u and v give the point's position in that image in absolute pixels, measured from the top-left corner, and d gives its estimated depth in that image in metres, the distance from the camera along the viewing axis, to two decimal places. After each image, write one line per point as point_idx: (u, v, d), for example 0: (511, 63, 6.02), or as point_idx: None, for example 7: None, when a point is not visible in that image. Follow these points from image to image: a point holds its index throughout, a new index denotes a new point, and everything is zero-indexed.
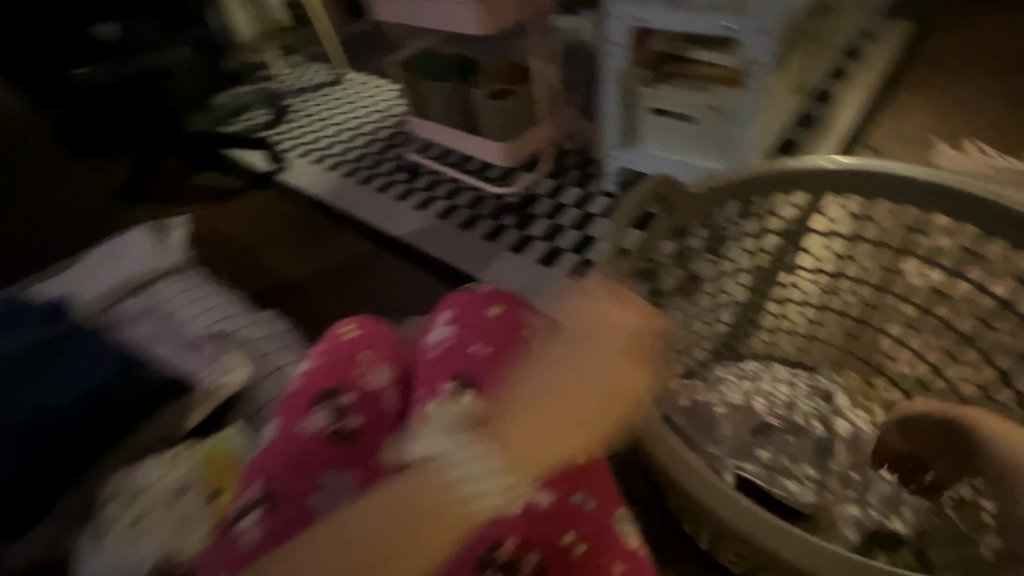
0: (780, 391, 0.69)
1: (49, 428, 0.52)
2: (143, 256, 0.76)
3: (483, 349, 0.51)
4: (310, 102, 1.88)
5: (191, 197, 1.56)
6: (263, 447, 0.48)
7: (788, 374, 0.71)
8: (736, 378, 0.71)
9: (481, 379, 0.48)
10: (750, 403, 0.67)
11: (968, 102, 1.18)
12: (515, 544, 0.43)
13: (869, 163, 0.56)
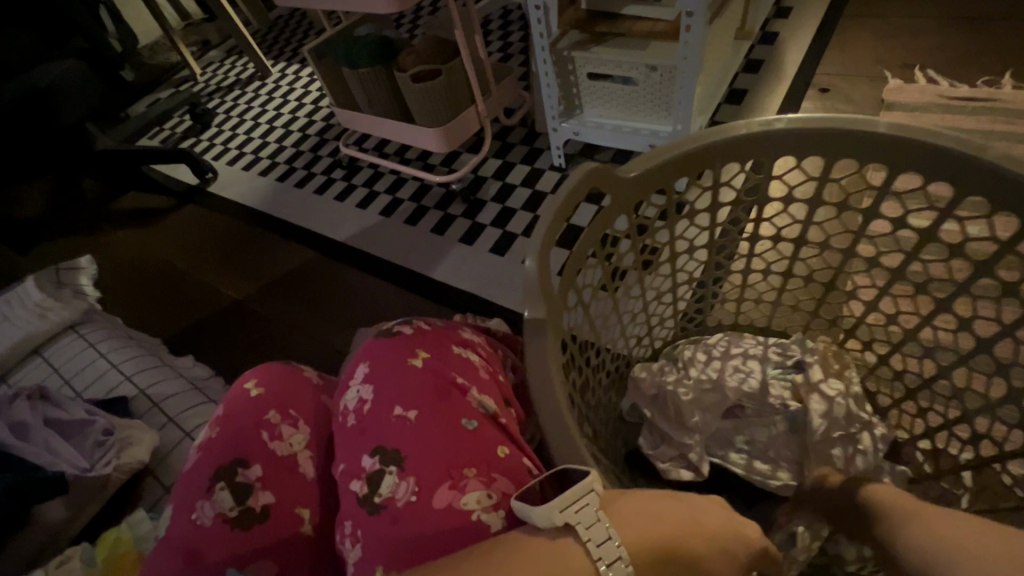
0: (746, 365, 0.67)
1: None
2: (35, 312, 0.70)
3: (408, 413, 0.44)
4: (235, 101, 1.74)
5: (118, 224, 1.46)
6: (161, 537, 0.45)
7: (757, 344, 0.68)
8: (700, 358, 0.68)
9: (401, 452, 0.42)
10: (718, 385, 0.66)
11: (919, 19, 1.13)
12: None
13: (815, 118, 0.51)
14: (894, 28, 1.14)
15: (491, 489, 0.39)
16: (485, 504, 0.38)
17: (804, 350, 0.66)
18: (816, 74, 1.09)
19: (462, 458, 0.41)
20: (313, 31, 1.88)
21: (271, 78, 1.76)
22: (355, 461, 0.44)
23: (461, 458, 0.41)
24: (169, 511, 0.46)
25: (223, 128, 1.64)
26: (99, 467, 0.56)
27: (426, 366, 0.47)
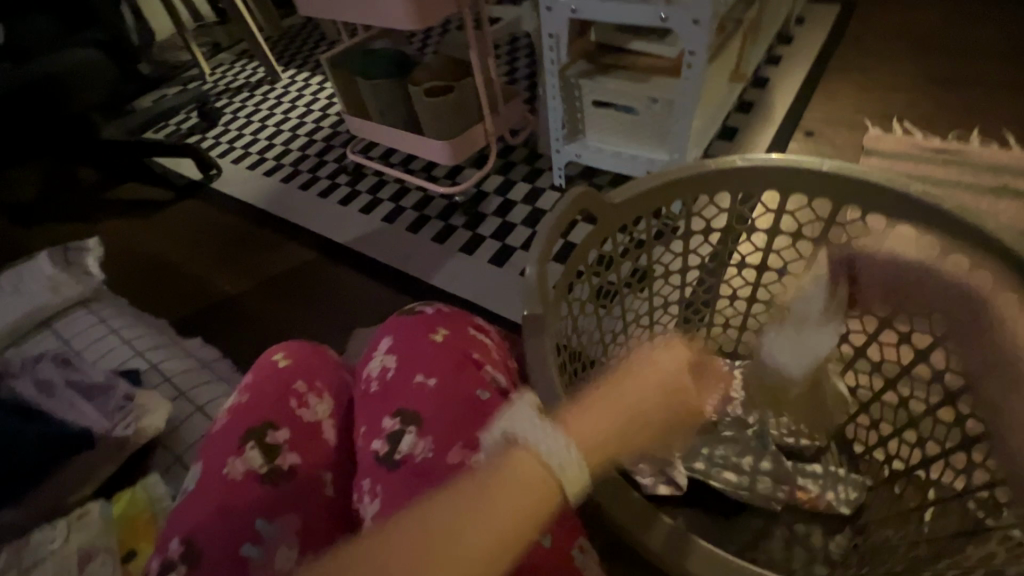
0: (714, 383, 0.72)
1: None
2: (43, 286, 0.71)
3: (428, 380, 0.47)
4: (242, 102, 1.77)
5: (113, 212, 1.46)
6: (186, 493, 0.46)
7: (725, 365, 0.74)
8: None
9: (421, 415, 0.45)
10: (693, 401, 0.70)
11: (898, 76, 1.23)
12: None
13: (794, 159, 0.56)
14: (876, 80, 1.23)
15: None
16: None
17: None
18: (802, 118, 1.17)
19: (481, 423, 0.44)
20: (325, 43, 1.94)
21: (282, 84, 1.80)
22: (376, 423, 0.46)
23: (479, 422, 0.44)
24: (197, 468, 0.47)
25: (231, 128, 1.67)
26: (117, 428, 0.58)
27: (445, 341, 0.50)
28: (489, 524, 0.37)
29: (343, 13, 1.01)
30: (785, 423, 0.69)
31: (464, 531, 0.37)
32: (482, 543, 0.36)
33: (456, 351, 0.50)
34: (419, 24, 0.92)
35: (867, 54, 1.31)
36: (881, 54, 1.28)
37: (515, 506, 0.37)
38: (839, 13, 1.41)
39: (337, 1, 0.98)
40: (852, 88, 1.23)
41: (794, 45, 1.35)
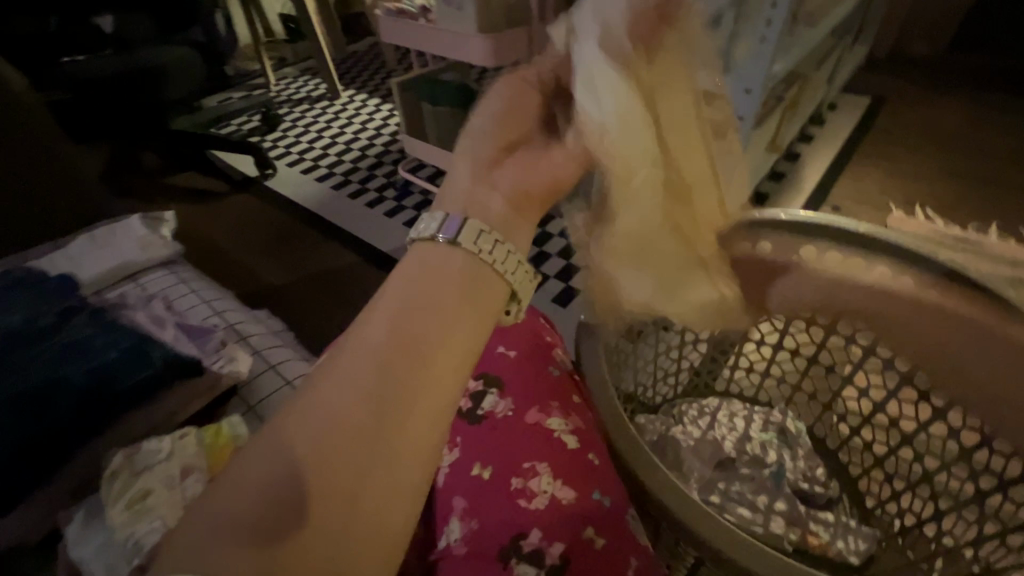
0: (736, 424, 0.75)
1: (25, 422, 0.51)
2: (132, 244, 0.77)
3: (509, 352, 0.52)
4: (300, 113, 1.89)
5: (169, 196, 1.55)
6: None
7: (745, 410, 0.77)
8: (699, 414, 0.75)
9: (503, 380, 0.50)
10: (714, 438, 0.72)
11: (923, 166, 1.31)
12: (540, 537, 0.40)
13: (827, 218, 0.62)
14: (900, 167, 1.30)
15: (570, 421, 0.47)
16: (565, 428, 0.46)
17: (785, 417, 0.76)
18: (829, 192, 1.24)
19: (551, 395, 0.49)
20: (385, 71, 2.08)
21: (341, 101, 1.93)
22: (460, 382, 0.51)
23: (549, 394, 0.49)
24: None
25: (289, 135, 1.78)
26: (215, 366, 0.62)
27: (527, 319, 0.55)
28: (468, 326, 0.35)
29: (422, 44, 1.11)
30: (800, 468, 0.71)
31: (422, 340, 0.33)
32: (447, 335, 0.34)
33: (534, 333, 0.55)
34: (493, 61, 1.01)
35: (891, 142, 1.39)
36: (908, 145, 1.37)
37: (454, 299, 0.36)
38: (865, 105, 1.51)
39: (419, 33, 1.09)
40: (877, 171, 1.30)
41: (826, 127, 1.44)
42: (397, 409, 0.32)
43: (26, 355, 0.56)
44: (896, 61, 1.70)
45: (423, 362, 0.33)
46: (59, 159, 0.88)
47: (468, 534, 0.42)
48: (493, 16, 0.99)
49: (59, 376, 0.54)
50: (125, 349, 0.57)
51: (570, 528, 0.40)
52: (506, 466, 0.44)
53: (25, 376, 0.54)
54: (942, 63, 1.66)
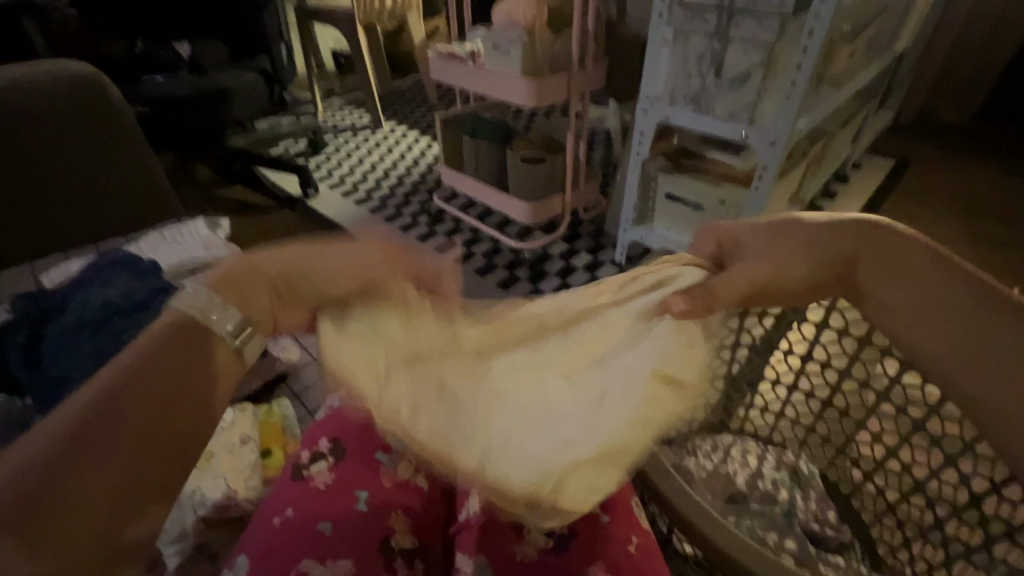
0: (747, 460, 0.76)
1: None
2: (197, 243, 0.82)
3: None
4: (344, 140, 2.01)
5: (219, 207, 1.65)
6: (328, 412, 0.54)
7: (758, 448, 0.78)
8: (714, 449, 0.76)
9: None
10: (725, 470, 0.74)
11: (946, 229, 1.33)
12: (553, 509, 0.46)
13: None
14: (922, 226, 1.33)
15: None
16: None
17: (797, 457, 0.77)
18: None
19: None
20: (426, 107, 2.22)
21: (382, 131, 2.05)
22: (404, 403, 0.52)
23: None
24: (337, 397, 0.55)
25: (332, 159, 1.88)
26: None
27: None
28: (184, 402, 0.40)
29: (468, 82, 1.20)
30: (812, 510, 0.72)
31: (143, 416, 0.37)
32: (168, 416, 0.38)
33: None
34: (534, 101, 1.09)
35: (914, 203, 1.43)
36: (931, 208, 1.40)
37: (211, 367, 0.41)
38: (888, 166, 1.56)
39: (467, 72, 1.18)
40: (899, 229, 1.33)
41: (849, 185, 1.48)
42: (134, 465, 0.36)
43: (132, 321, 0.60)
44: (920, 129, 1.75)
45: (130, 423, 0.37)
46: (137, 164, 0.95)
47: (488, 506, 0.46)
48: (536, 62, 1.08)
49: None
50: None
51: (582, 504, 0.46)
52: None
53: (133, 338, 0.58)
54: (966, 134, 1.70)
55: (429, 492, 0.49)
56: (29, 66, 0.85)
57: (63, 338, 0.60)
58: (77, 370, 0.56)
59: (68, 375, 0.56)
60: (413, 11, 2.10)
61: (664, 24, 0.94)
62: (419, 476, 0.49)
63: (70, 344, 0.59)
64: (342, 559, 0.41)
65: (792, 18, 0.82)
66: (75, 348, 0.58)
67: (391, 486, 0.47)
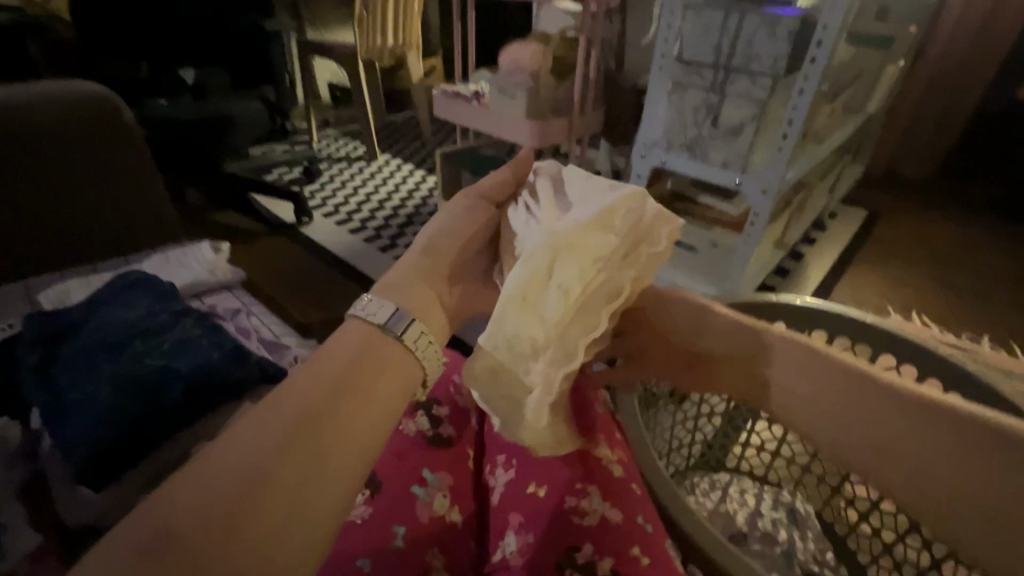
0: (747, 499, 0.77)
1: (146, 403, 0.54)
2: (203, 267, 0.82)
3: None
4: (339, 169, 2.03)
5: (211, 231, 1.63)
6: None
7: (755, 487, 0.79)
8: (712, 486, 0.78)
9: None
10: (723, 507, 0.75)
11: (918, 278, 1.40)
12: (591, 551, 0.43)
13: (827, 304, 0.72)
14: (897, 274, 1.40)
15: (616, 452, 0.51)
16: (612, 458, 0.50)
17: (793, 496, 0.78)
18: (832, 291, 1.31)
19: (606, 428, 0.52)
20: (420, 141, 2.27)
21: (377, 163, 2.08)
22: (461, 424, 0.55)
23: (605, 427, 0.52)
24: None
25: (327, 188, 1.89)
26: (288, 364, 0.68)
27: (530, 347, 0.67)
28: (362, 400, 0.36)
29: (473, 121, 1.25)
30: (811, 550, 0.72)
31: (325, 417, 0.34)
32: (353, 413, 0.35)
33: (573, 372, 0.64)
34: (538, 142, 1.14)
35: (890, 250, 1.51)
36: (905, 257, 1.48)
37: (386, 379, 0.38)
38: (863, 216, 1.66)
39: (470, 111, 1.23)
40: (876, 274, 1.40)
41: (827, 233, 1.55)
42: (309, 465, 0.33)
43: (146, 345, 0.59)
44: (887, 182, 1.86)
45: (321, 429, 0.34)
46: (144, 187, 0.95)
47: (525, 547, 0.44)
48: (540, 107, 1.13)
49: (171, 369, 0.57)
50: (235, 348, 0.61)
51: (619, 547, 0.43)
52: (560, 485, 0.47)
53: (148, 361, 0.57)
54: (930, 190, 1.82)
55: (464, 527, 0.48)
56: (45, 85, 0.85)
57: (72, 359, 0.58)
58: (87, 393, 0.54)
59: (86, 395, 0.54)
60: (412, 50, 2.17)
61: (663, 77, 1.00)
62: (455, 509, 0.48)
63: (79, 365, 0.57)
64: None
65: (784, 78, 0.88)
66: (93, 369, 0.56)
67: (429, 521, 0.46)
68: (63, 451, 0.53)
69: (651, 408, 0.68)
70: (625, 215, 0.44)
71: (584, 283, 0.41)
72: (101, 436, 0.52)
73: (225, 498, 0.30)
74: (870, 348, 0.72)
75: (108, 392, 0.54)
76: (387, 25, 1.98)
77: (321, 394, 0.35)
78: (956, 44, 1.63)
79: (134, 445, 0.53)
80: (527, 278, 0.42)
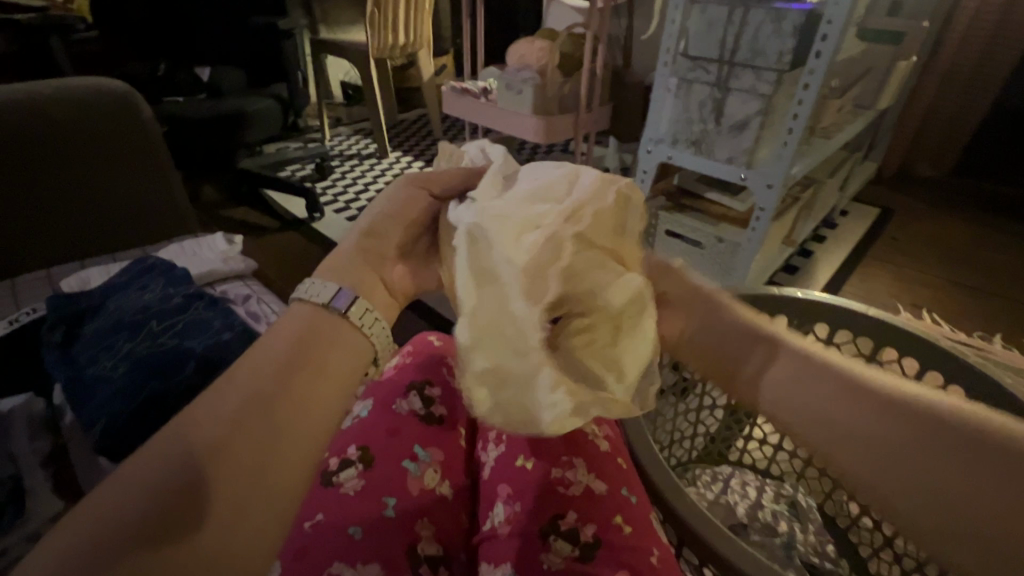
0: (748, 491, 0.76)
1: (161, 380, 0.56)
2: (216, 256, 0.84)
3: None
4: (350, 166, 2.06)
5: (225, 225, 1.67)
6: (358, 418, 0.54)
7: (757, 480, 0.79)
8: (713, 477, 0.77)
9: None
10: (724, 498, 0.75)
11: (930, 276, 1.38)
12: (575, 519, 0.45)
13: (834, 298, 0.71)
14: (907, 272, 1.39)
15: (602, 428, 0.53)
16: (599, 433, 0.52)
17: (796, 490, 0.78)
18: (841, 289, 1.30)
19: None
20: (430, 138, 2.29)
21: (388, 159, 2.10)
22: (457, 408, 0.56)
23: None
24: (367, 402, 0.55)
25: (338, 184, 1.92)
26: None
27: None
28: (311, 375, 0.36)
29: (480, 117, 1.26)
30: (811, 542, 0.71)
31: (276, 393, 0.34)
32: (309, 387, 0.35)
33: None
34: (544, 136, 1.15)
35: (900, 248, 1.50)
36: (915, 254, 1.47)
37: (336, 354, 0.37)
38: (874, 214, 1.64)
39: (478, 106, 1.24)
40: (886, 272, 1.39)
41: (838, 231, 1.54)
42: (266, 437, 0.32)
43: (162, 326, 0.62)
44: (899, 181, 1.85)
45: (275, 404, 0.34)
46: (159, 181, 0.97)
47: (512, 515, 0.46)
48: (546, 101, 1.14)
49: (186, 349, 0.59)
50: (246, 330, 0.63)
51: (602, 515, 0.45)
52: (548, 456, 0.49)
53: (164, 342, 0.60)
54: (943, 188, 1.80)
55: (453, 499, 0.50)
56: (65, 82, 0.88)
57: (93, 339, 0.61)
58: (106, 371, 0.57)
59: (105, 372, 0.57)
60: (423, 49, 2.19)
61: (669, 72, 1.00)
62: (444, 483, 0.50)
63: (100, 345, 0.60)
64: (373, 562, 0.42)
65: (789, 73, 0.88)
66: (111, 349, 0.59)
67: (418, 493, 0.47)
68: (84, 424, 0.55)
69: (651, 399, 0.68)
70: (561, 179, 0.40)
71: (524, 253, 0.36)
72: (118, 413, 0.54)
73: (179, 479, 0.30)
74: (874, 341, 0.71)
75: (127, 370, 0.57)
76: (399, 24, 2.01)
77: (266, 372, 0.35)
78: (970, 41, 1.61)
79: (149, 422, 0.55)
80: (473, 260, 0.36)
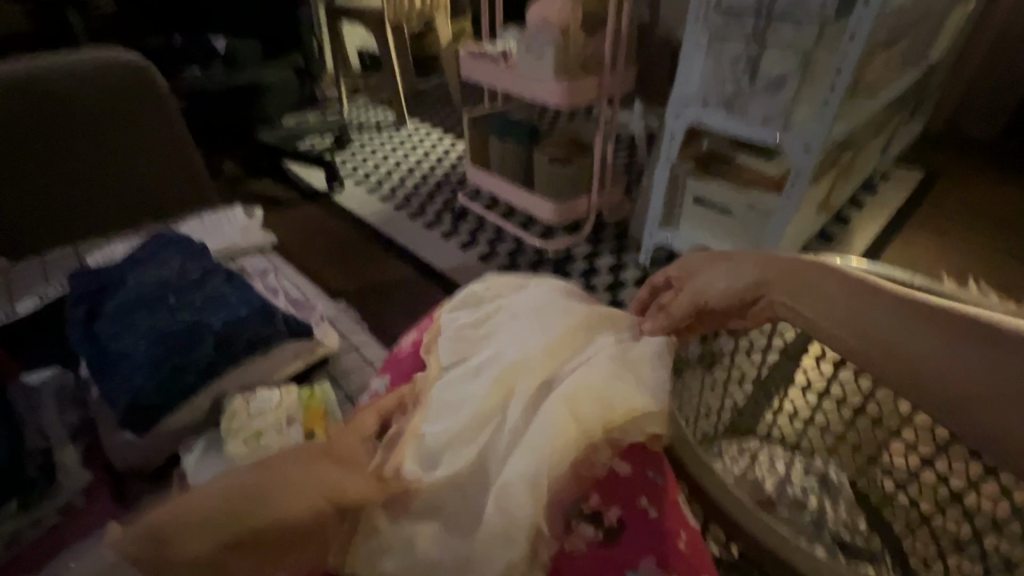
0: (778, 467, 0.74)
1: (179, 357, 0.57)
2: (236, 231, 0.84)
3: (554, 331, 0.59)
4: (368, 136, 2.03)
5: (245, 199, 1.67)
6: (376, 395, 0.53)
7: (786, 455, 0.75)
8: (741, 453, 0.73)
9: None
10: (754, 475, 0.72)
11: (976, 243, 1.30)
12: (597, 502, 0.44)
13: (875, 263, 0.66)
14: (952, 240, 1.30)
15: None
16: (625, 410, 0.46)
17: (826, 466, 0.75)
18: (880, 258, 1.24)
19: None
20: (450, 107, 2.24)
21: (407, 129, 2.06)
22: None
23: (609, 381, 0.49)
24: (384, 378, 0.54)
25: (357, 156, 1.90)
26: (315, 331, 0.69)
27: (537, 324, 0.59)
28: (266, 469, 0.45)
29: (497, 81, 1.22)
30: (841, 518, 0.70)
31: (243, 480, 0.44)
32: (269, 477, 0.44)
33: None
34: (564, 99, 1.10)
35: (945, 214, 1.41)
36: (962, 221, 1.37)
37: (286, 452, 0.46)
38: (918, 177, 1.54)
39: (495, 70, 1.20)
40: (928, 240, 1.31)
41: (877, 196, 1.45)
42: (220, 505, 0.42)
43: (177, 302, 0.62)
44: (947, 141, 1.73)
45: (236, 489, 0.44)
46: (180, 153, 0.97)
47: None
48: (567, 63, 1.09)
49: (205, 324, 0.59)
50: (261, 306, 0.63)
51: (626, 497, 0.44)
52: None
53: (179, 317, 0.60)
54: (997, 149, 1.67)
55: None
56: (82, 56, 0.88)
57: (115, 315, 0.62)
58: (126, 346, 0.58)
59: (127, 348, 0.58)
60: (441, 13, 2.12)
61: (699, 28, 0.94)
62: None
63: (120, 321, 0.61)
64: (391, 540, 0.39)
65: (832, 25, 0.81)
66: (130, 324, 0.60)
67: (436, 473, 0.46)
68: (109, 398, 0.57)
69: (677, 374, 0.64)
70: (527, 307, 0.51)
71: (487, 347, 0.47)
72: (139, 389, 0.55)
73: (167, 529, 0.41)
74: None
75: (147, 346, 0.57)
76: None
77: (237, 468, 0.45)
78: None
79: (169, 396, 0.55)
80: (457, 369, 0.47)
